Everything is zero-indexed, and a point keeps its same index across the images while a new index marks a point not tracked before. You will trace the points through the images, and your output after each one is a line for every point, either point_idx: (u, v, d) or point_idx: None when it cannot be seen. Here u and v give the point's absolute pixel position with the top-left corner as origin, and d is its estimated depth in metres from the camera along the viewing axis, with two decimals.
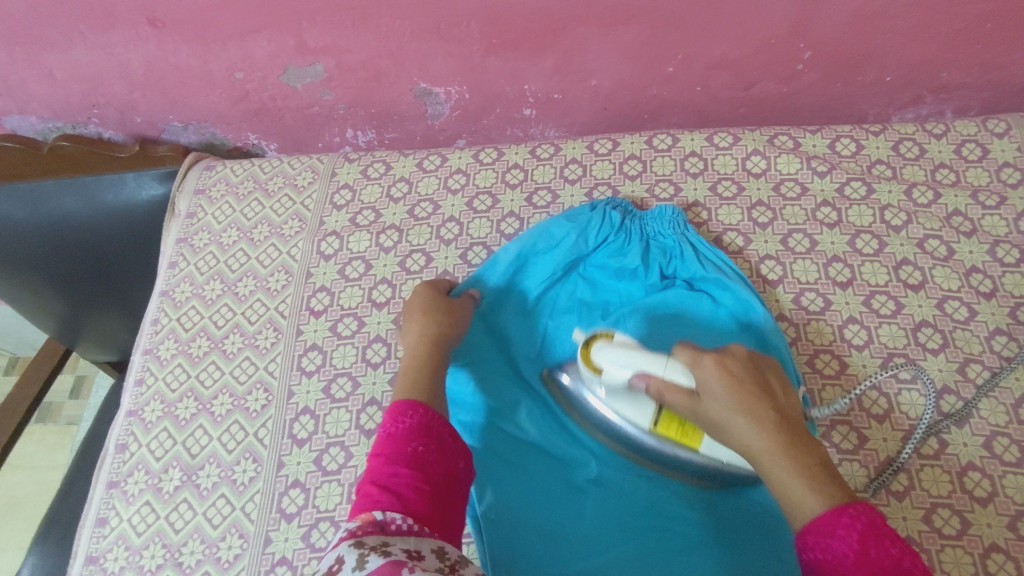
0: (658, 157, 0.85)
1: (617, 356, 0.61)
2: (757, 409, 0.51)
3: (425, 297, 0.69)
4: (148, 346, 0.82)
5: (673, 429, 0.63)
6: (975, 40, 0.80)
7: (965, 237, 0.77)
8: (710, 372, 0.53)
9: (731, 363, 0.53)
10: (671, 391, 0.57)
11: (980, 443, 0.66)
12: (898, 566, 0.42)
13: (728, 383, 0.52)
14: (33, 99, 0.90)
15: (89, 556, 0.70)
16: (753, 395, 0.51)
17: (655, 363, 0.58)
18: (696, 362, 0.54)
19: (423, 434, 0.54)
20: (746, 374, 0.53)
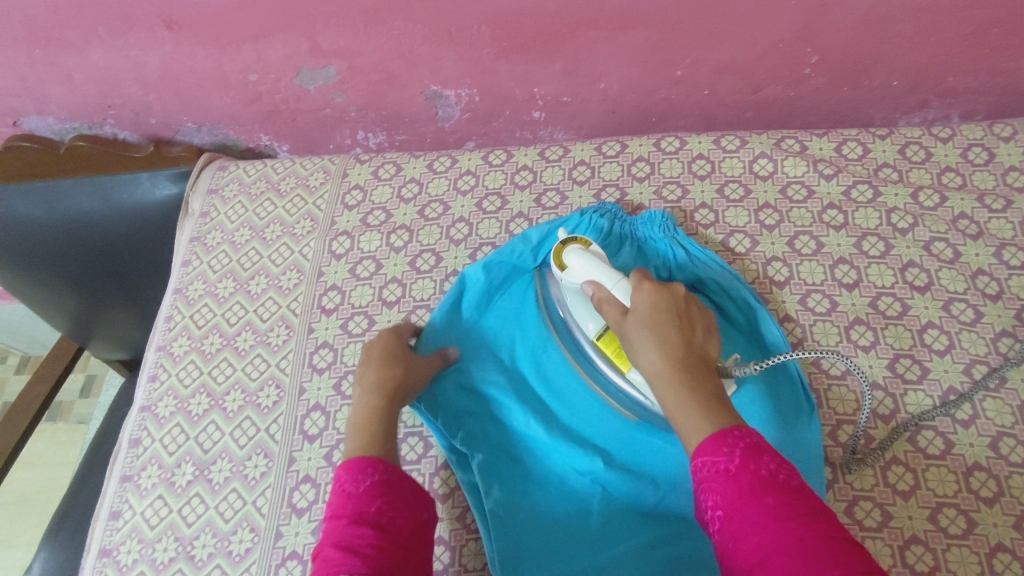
0: (666, 160, 0.86)
1: (581, 262, 0.66)
2: (666, 334, 0.55)
3: (385, 345, 0.70)
4: (162, 343, 0.83)
5: (612, 349, 0.66)
6: (981, 46, 0.81)
7: (971, 240, 0.77)
8: (643, 298, 0.58)
9: (663, 295, 0.57)
10: (610, 305, 0.61)
11: (986, 444, 0.67)
12: (775, 477, 0.45)
13: (649, 310, 0.57)
14: (50, 101, 0.91)
15: (103, 549, 0.71)
16: (671, 322, 0.55)
17: (610, 278, 0.63)
18: (638, 286, 0.59)
19: (387, 493, 0.53)
20: (671, 304, 0.57)
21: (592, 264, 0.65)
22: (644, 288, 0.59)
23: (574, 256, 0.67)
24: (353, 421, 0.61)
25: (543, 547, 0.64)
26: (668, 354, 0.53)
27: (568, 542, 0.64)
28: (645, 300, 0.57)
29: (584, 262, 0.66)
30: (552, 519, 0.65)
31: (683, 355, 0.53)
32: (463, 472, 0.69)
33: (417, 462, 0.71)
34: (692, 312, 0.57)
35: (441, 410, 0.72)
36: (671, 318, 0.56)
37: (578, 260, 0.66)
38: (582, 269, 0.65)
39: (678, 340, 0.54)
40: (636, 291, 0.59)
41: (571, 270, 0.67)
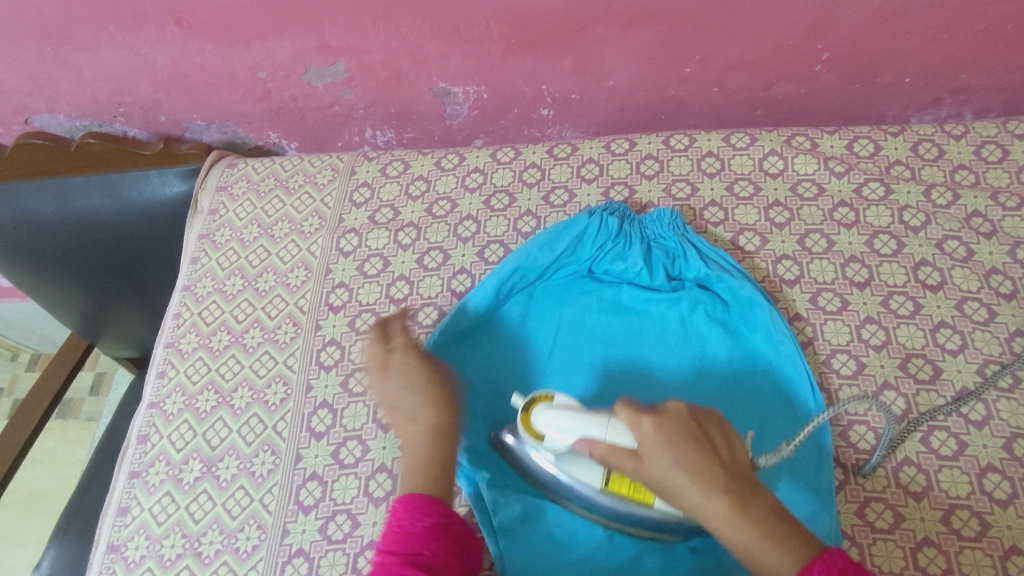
0: (675, 157, 0.85)
1: (560, 425, 0.60)
2: (698, 468, 0.52)
3: (427, 368, 0.63)
4: (170, 340, 0.83)
5: (627, 487, 0.61)
6: (995, 42, 0.80)
7: (984, 239, 0.76)
8: (651, 438, 0.53)
9: (671, 424, 0.53)
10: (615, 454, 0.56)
11: (1001, 445, 0.66)
12: None
13: (666, 448, 0.52)
14: (61, 98, 0.92)
15: (111, 545, 0.71)
16: (698, 457, 0.52)
17: (596, 426, 0.57)
18: (635, 424, 0.54)
19: (441, 535, 0.54)
20: (686, 431, 0.53)
21: (572, 417, 0.59)
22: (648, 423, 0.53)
23: (549, 420, 0.61)
24: (428, 470, 0.58)
25: (556, 552, 0.64)
26: (712, 492, 0.51)
27: (581, 547, 0.64)
28: (655, 437, 0.53)
29: (564, 423, 0.60)
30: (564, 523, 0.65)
31: (723, 484, 0.51)
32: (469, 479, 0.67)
33: None
34: (705, 431, 0.54)
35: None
36: (693, 451, 0.52)
37: (557, 422, 0.60)
38: (567, 432, 0.59)
39: (712, 472, 0.52)
40: (638, 432, 0.53)
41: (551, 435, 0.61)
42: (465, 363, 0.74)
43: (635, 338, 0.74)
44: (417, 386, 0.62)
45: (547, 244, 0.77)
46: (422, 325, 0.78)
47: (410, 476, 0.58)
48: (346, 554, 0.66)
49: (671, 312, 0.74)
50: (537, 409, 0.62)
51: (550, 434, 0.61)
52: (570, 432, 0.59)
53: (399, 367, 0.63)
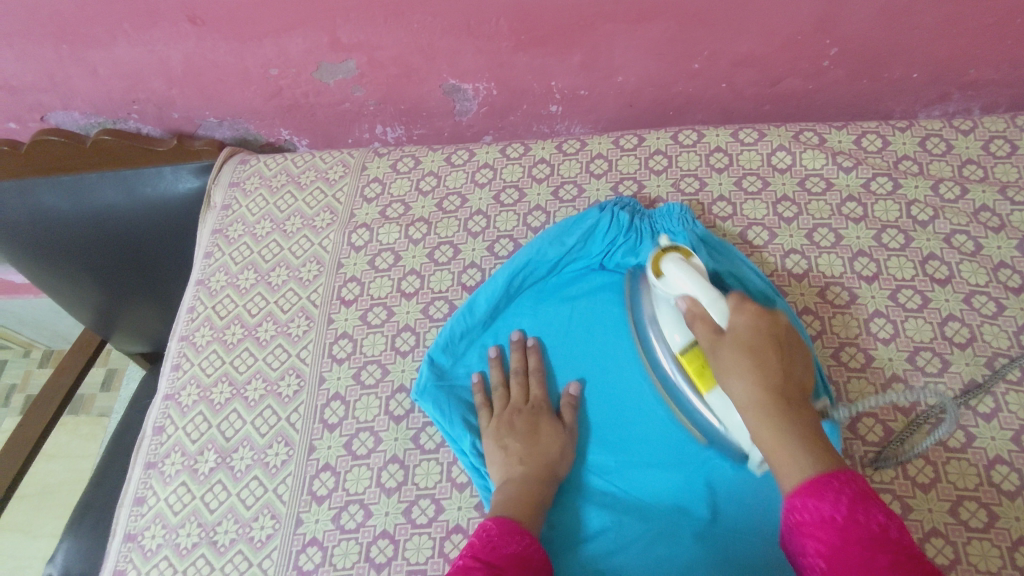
0: (683, 153, 0.86)
1: (676, 271, 0.62)
2: (769, 362, 0.55)
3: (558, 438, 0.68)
4: (184, 333, 0.84)
5: (693, 366, 0.62)
6: (1003, 37, 0.80)
7: (993, 233, 0.77)
8: (742, 322, 0.57)
9: (763, 323, 0.57)
10: (704, 323, 0.58)
11: (1009, 437, 0.66)
12: (882, 533, 0.47)
13: (751, 333, 0.56)
14: (77, 95, 0.93)
15: (128, 533, 0.72)
16: (770, 354, 0.55)
17: (706, 293, 0.59)
18: (738, 306, 0.58)
19: (519, 564, 0.54)
20: (773, 331, 0.57)
21: (691, 275, 0.61)
22: (746, 311, 0.58)
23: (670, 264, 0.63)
24: (522, 503, 0.62)
25: (561, 550, 0.64)
26: (771, 384, 0.54)
27: (585, 546, 0.64)
28: (745, 322, 0.57)
29: (681, 272, 0.61)
30: (569, 521, 0.66)
31: (783, 385, 0.54)
32: (480, 479, 0.68)
33: (435, 452, 0.72)
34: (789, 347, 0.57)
35: (456, 412, 0.71)
36: (773, 347, 0.56)
37: (675, 268, 0.62)
38: (678, 280, 0.61)
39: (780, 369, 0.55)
40: (736, 313, 0.57)
41: (669, 279, 0.63)
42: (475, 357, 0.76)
43: None
44: (542, 435, 0.68)
45: (557, 237, 0.77)
46: (433, 319, 0.79)
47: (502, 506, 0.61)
48: (359, 543, 0.67)
49: None
50: (669, 253, 0.64)
51: (669, 276, 0.62)
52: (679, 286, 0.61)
53: (529, 416, 0.69)
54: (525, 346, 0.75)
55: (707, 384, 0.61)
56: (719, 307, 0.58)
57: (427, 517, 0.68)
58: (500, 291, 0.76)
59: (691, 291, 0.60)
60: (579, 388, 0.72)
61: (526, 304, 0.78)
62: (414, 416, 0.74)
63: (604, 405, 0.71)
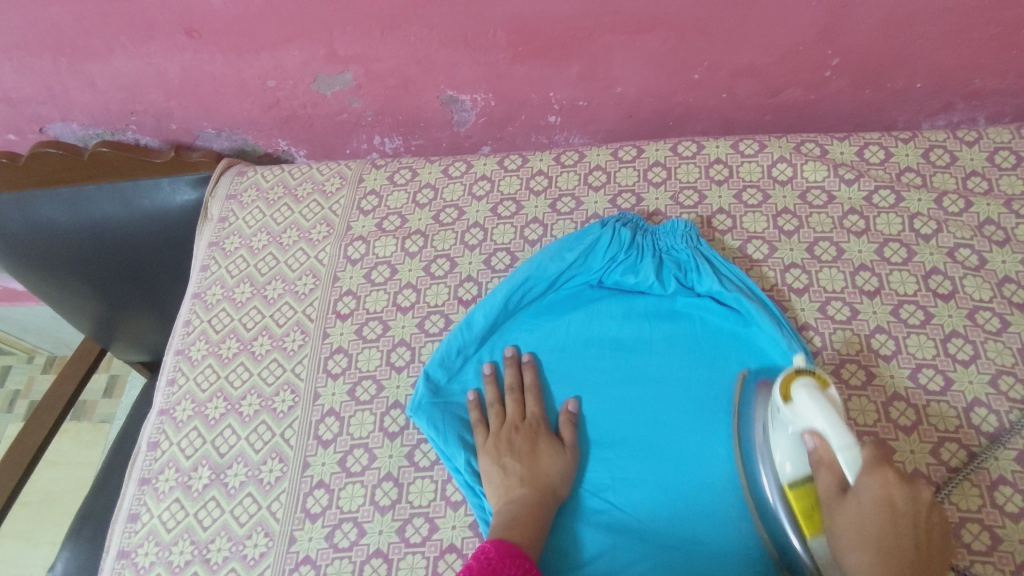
0: (683, 164, 0.85)
1: (810, 407, 0.56)
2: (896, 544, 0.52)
3: (559, 459, 0.67)
4: (180, 347, 0.84)
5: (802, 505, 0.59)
6: (1008, 46, 0.79)
7: (997, 247, 0.75)
8: (873, 489, 0.53)
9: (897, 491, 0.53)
10: (829, 471, 0.56)
11: (1013, 457, 0.65)
12: None
13: (880, 505, 0.53)
14: (75, 107, 0.93)
15: (121, 550, 0.72)
16: (896, 529, 0.53)
17: (840, 444, 0.54)
18: (873, 468, 0.54)
19: None
20: (914, 507, 0.54)
21: (821, 414, 0.55)
22: (884, 480, 0.53)
23: (806, 399, 0.57)
24: (522, 523, 0.61)
25: (557, 571, 0.64)
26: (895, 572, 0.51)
27: (582, 568, 0.63)
28: (876, 489, 0.53)
29: (815, 406, 0.56)
30: (564, 541, 0.65)
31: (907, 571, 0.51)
32: (475, 498, 0.68)
33: (429, 470, 0.71)
34: (927, 527, 0.54)
35: (451, 429, 0.71)
36: (900, 520, 0.53)
37: (806, 403, 0.57)
38: (809, 415, 0.56)
39: (908, 552, 0.52)
40: (867, 475, 0.53)
41: (797, 408, 0.58)
42: (469, 373, 0.75)
43: (644, 347, 0.73)
44: (541, 455, 0.67)
45: (557, 253, 0.77)
46: (429, 334, 0.79)
47: (503, 525, 0.61)
48: (352, 562, 0.67)
49: (699, 314, 0.74)
50: (803, 381, 0.59)
51: (798, 408, 0.58)
52: (814, 422, 0.56)
53: (527, 434, 0.69)
54: (519, 362, 0.74)
55: (810, 529, 0.59)
56: (850, 456, 0.54)
57: (420, 536, 0.67)
58: (497, 308, 0.76)
59: (820, 426, 0.56)
60: (578, 405, 0.71)
61: (523, 320, 0.77)
62: (408, 433, 0.73)
63: (605, 423, 0.70)
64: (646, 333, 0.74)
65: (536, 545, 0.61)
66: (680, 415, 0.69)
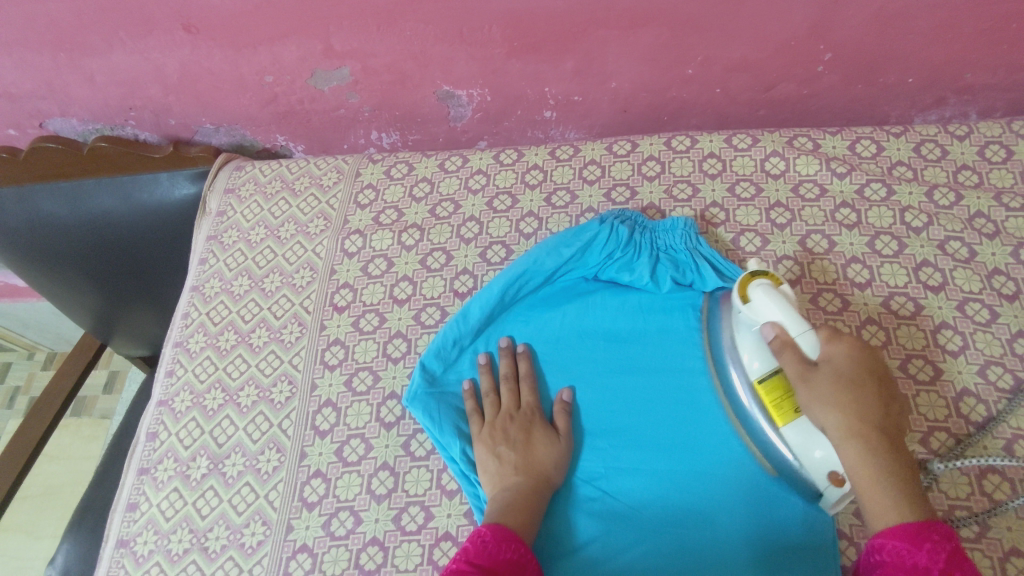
0: (677, 159, 0.86)
1: (767, 300, 0.62)
2: (866, 394, 0.58)
3: (553, 448, 0.68)
4: (179, 339, 0.84)
5: (772, 397, 0.61)
6: (998, 42, 0.80)
7: (987, 239, 0.76)
8: (840, 353, 0.59)
9: (860, 354, 0.60)
10: (792, 352, 0.59)
11: (1001, 446, 0.66)
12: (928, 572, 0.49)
13: (848, 367, 0.59)
14: (74, 103, 0.94)
15: (120, 539, 0.73)
16: (866, 386, 0.58)
17: (795, 326, 0.60)
18: (834, 339, 0.60)
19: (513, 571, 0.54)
20: (873, 367, 0.60)
21: (778, 301, 0.61)
22: (843, 344, 0.60)
23: (762, 295, 0.62)
24: (517, 511, 0.62)
25: (551, 559, 0.64)
26: (866, 421, 0.56)
27: (575, 555, 0.64)
28: (842, 354, 0.59)
29: (770, 299, 0.62)
30: (558, 528, 0.66)
31: (879, 422, 0.57)
32: (470, 486, 0.69)
33: (425, 459, 0.72)
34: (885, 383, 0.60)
35: (446, 419, 0.71)
36: (866, 378, 0.58)
37: (761, 294, 0.62)
38: (767, 307, 0.62)
39: (875, 401, 0.58)
40: (831, 343, 0.60)
41: (754, 305, 0.63)
42: (464, 364, 0.76)
43: (638, 341, 0.74)
44: (536, 444, 0.68)
45: (555, 248, 0.77)
46: (425, 326, 0.80)
47: (497, 513, 0.62)
48: (349, 550, 0.68)
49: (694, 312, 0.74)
50: (756, 279, 0.64)
51: (756, 306, 0.63)
52: (773, 313, 0.61)
53: (521, 423, 0.69)
54: (514, 353, 0.75)
55: (784, 417, 0.61)
56: (807, 336, 0.59)
57: (416, 524, 0.68)
58: (494, 301, 0.76)
59: (778, 317, 0.61)
60: (572, 395, 0.72)
61: (518, 313, 0.78)
62: (404, 423, 0.74)
63: (599, 413, 0.71)
64: (641, 328, 0.75)
65: (530, 533, 0.62)
66: (673, 406, 0.70)
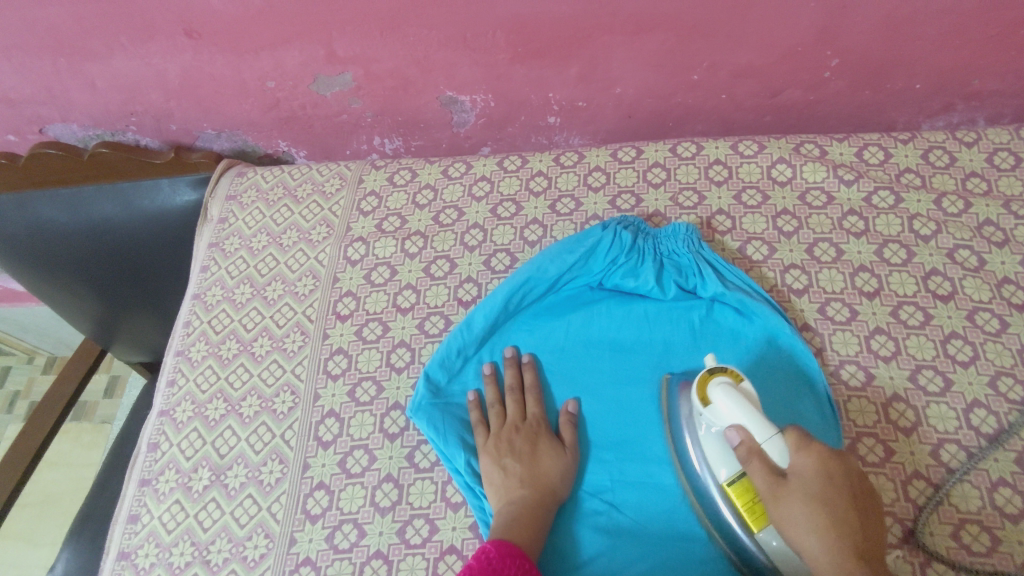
0: (682, 165, 0.85)
1: (729, 402, 0.58)
2: (843, 514, 0.53)
3: (559, 460, 0.67)
4: (180, 348, 0.84)
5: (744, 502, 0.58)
6: (1007, 48, 0.79)
7: (996, 248, 0.75)
8: (810, 468, 0.55)
9: (832, 465, 0.55)
10: (759, 462, 0.56)
11: (1012, 459, 0.65)
12: None
13: (818, 482, 0.54)
14: (75, 108, 0.93)
15: (121, 552, 0.72)
16: (838, 504, 0.54)
17: (761, 431, 0.56)
18: (802, 447, 0.55)
19: None
20: (846, 478, 0.55)
21: (740, 403, 0.57)
22: (813, 455, 0.55)
23: (722, 395, 0.59)
24: (523, 525, 0.61)
25: (557, 572, 0.64)
26: (841, 543, 0.52)
27: (582, 569, 0.63)
28: (811, 466, 0.55)
29: (731, 402, 0.58)
30: (564, 542, 0.65)
31: (857, 545, 0.52)
32: (475, 499, 0.68)
33: (430, 471, 0.71)
34: (859, 494, 0.55)
35: (451, 430, 0.71)
36: (839, 494, 0.54)
37: (721, 394, 0.59)
38: (729, 410, 0.58)
39: (850, 518, 0.53)
40: (798, 454, 0.55)
41: (716, 407, 0.60)
42: (469, 374, 0.75)
43: (644, 349, 0.73)
44: (542, 456, 0.67)
45: (559, 255, 0.77)
46: (429, 335, 0.79)
47: (503, 527, 0.61)
48: (352, 563, 0.67)
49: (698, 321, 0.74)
50: (717, 378, 0.61)
51: (720, 408, 0.59)
52: (736, 416, 0.58)
53: (526, 435, 0.69)
54: (519, 363, 0.74)
55: (758, 522, 0.57)
56: (775, 443, 0.56)
57: (421, 537, 0.67)
58: (498, 310, 0.76)
59: (742, 421, 0.57)
60: (578, 407, 0.71)
61: (523, 322, 0.77)
62: (409, 434, 0.73)
63: (605, 425, 0.70)
64: (647, 335, 0.74)
65: (536, 546, 0.61)
66: None
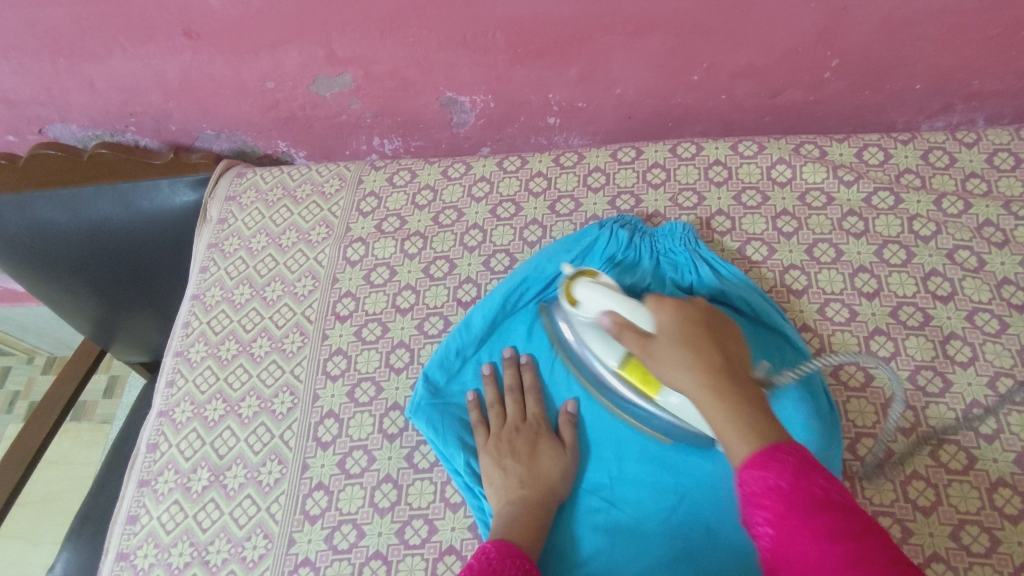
0: (682, 166, 0.85)
1: (595, 292, 0.62)
2: (708, 348, 0.55)
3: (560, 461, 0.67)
4: (179, 349, 0.84)
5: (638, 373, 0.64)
6: (1007, 49, 0.79)
7: (996, 248, 0.75)
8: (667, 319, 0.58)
9: (687, 311, 0.59)
10: (630, 332, 0.58)
11: (1011, 459, 0.65)
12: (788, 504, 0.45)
13: (677, 326, 0.57)
14: (74, 109, 0.93)
15: (120, 553, 0.72)
16: (700, 338, 0.56)
17: (624, 305, 0.60)
18: (658, 307, 0.59)
19: None
20: (700, 318, 0.58)
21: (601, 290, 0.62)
22: (672, 309, 0.59)
23: (587, 289, 0.63)
24: (524, 525, 0.61)
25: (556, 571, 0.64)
26: (706, 366, 0.54)
27: (581, 568, 0.63)
28: (670, 318, 0.58)
29: (596, 292, 0.62)
30: (563, 540, 0.65)
31: (721, 365, 0.54)
32: (474, 499, 0.68)
33: (429, 471, 0.71)
34: (717, 328, 0.58)
35: (451, 430, 0.71)
36: (698, 332, 0.57)
37: (585, 290, 0.63)
38: (597, 300, 0.62)
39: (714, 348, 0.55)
40: (656, 313, 0.59)
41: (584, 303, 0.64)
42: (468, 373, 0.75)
43: None
44: (541, 457, 0.67)
45: (558, 254, 0.76)
46: (428, 335, 0.79)
47: (505, 527, 0.61)
48: (351, 563, 0.67)
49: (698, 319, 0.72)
50: (578, 279, 0.65)
51: (588, 303, 0.63)
52: (604, 303, 0.61)
53: (525, 435, 0.69)
54: (517, 363, 0.75)
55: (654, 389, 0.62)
56: (640, 314, 0.59)
57: (420, 538, 0.67)
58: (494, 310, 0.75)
59: (610, 306, 0.61)
60: (577, 406, 0.71)
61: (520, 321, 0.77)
62: (408, 434, 0.73)
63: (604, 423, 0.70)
64: None
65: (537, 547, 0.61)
66: None
